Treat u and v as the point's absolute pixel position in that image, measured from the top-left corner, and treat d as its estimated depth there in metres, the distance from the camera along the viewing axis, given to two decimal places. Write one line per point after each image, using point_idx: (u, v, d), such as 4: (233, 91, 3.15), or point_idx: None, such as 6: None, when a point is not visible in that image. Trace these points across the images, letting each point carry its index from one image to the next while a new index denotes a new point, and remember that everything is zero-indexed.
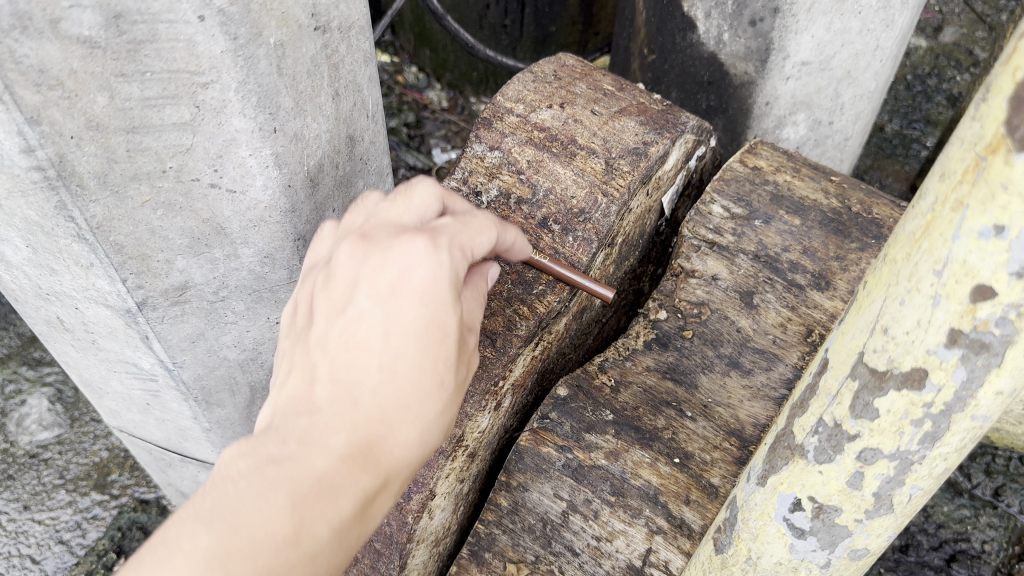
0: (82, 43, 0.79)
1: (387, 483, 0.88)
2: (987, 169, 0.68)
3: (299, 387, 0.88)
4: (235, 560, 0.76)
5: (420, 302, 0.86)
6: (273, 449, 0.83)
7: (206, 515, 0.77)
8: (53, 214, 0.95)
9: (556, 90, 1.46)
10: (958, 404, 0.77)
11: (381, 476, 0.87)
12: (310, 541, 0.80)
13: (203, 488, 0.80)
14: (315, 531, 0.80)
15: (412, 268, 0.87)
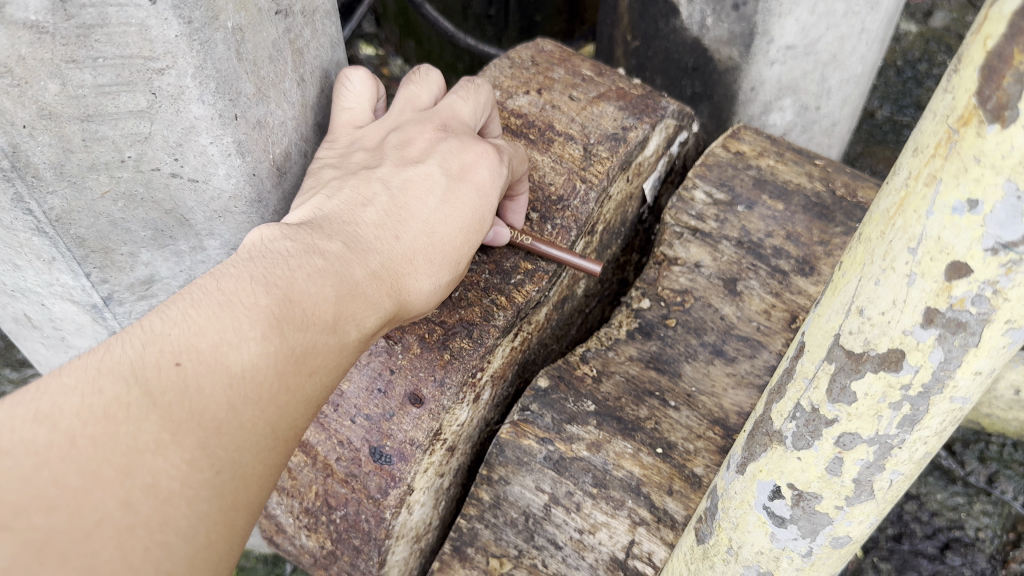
0: (28, 29, 0.76)
1: (397, 317, 0.96)
2: (959, 142, 0.66)
3: (340, 206, 0.97)
4: (292, 320, 0.80)
5: (490, 184, 1.04)
6: (326, 240, 0.91)
7: (267, 281, 0.81)
8: (10, 207, 0.93)
9: (534, 76, 1.44)
10: (936, 386, 0.75)
11: (400, 306, 0.95)
12: (346, 329, 0.87)
13: (256, 253, 0.84)
14: (352, 321, 0.88)
15: (478, 173, 1.04)
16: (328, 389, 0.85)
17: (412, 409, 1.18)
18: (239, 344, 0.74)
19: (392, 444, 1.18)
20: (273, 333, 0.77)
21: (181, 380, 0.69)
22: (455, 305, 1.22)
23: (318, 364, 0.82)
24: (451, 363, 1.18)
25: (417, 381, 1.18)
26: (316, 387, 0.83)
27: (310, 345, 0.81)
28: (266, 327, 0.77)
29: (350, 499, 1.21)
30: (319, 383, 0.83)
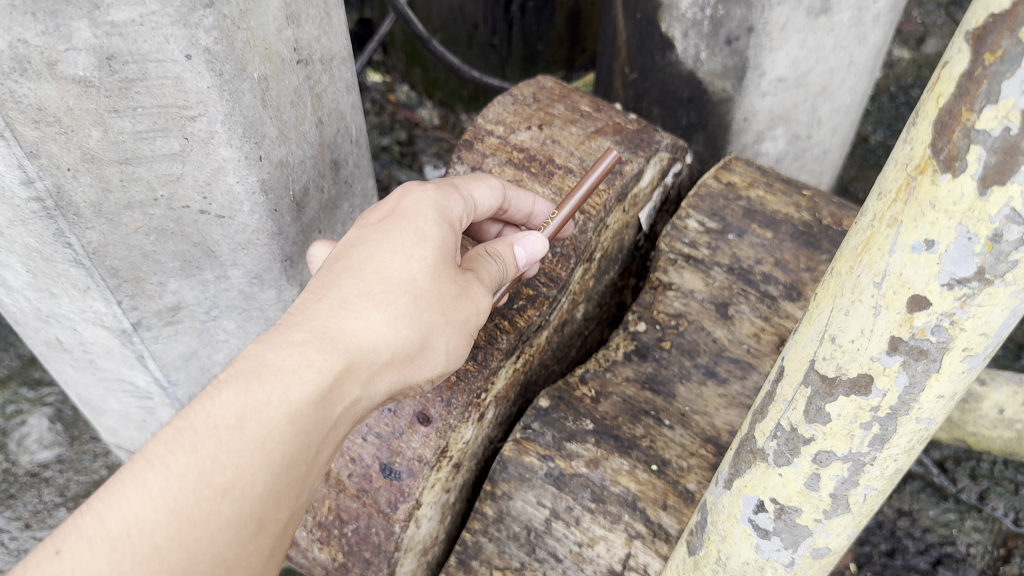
0: (77, 83, 0.85)
1: (351, 381, 0.91)
2: (917, 189, 0.74)
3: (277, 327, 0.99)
4: (178, 446, 0.78)
5: (422, 217, 1.04)
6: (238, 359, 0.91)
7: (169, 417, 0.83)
8: (52, 241, 1.01)
9: (535, 112, 1.52)
10: (903, 408, 0.82)
11: (344, 368, 0.90)
12: (264, 403, 0.83)
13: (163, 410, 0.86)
14: (270, 383, 0.84)
15: (413, 213, 1.04)
16: (265, 486, 0.82)
17: (420, 427, 1.25)
18: (118, 500, 0.74)
19: (401, 461, 1.25)
20: (154, 469, 0.76)
21: (58, 563, 0.70)
22: None
23: (229, 427, 0.80)
24: (457, 385, 1.26)
25: (425, 402, 1.26)
26: (235, 455, 0.80)
27: (205, 460, 0.78)
28: (143, 467, 0.77)
29: (361, 513, 1.27)
30: (235, 450, 0.80)
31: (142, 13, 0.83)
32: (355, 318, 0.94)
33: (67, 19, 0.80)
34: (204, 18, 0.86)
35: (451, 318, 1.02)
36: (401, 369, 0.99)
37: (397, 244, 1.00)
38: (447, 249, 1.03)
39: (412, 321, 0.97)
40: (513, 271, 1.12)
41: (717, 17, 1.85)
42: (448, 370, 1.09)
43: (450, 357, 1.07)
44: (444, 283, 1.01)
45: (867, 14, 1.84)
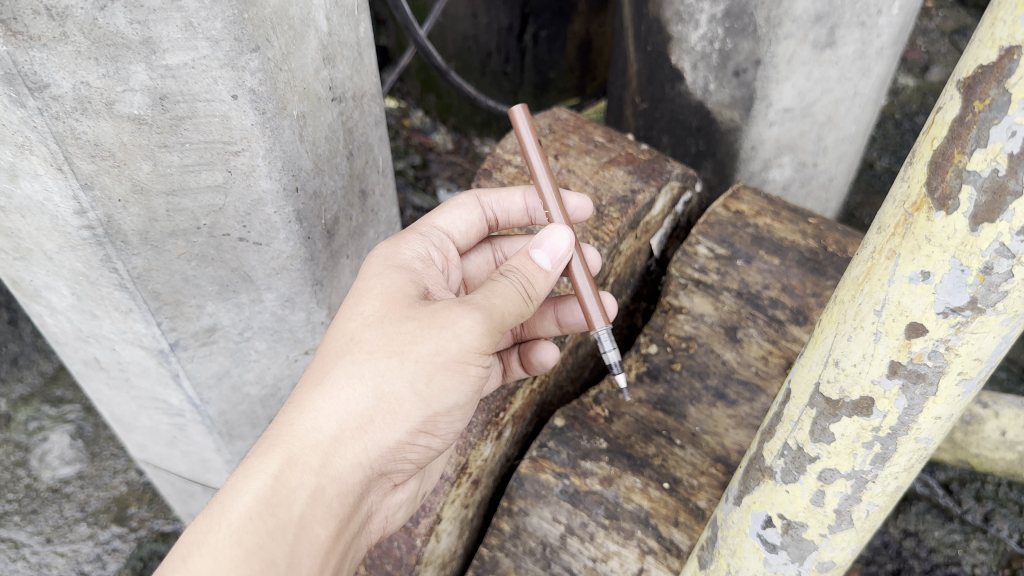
0: (132, 121, 0.95)
1: (298, 481, 0.89)
2: (913, 224, 0.79)
3: None
4: None
5: (367, 281, 1.04)
6: None
7: None
8: (99, 267, 1.09)
9: (551, 142, 1.59)
10: (903, 428, 0.87)
11: (284, 469, 0.89)
12: (205, 535, 0.84)
13: None
14: (216, 503, 0.86)
15: (360, 281, 1.05)
16: None
17: None
18: None
19: None
20: None
21: None
22: None
23: (183, 558, 0.83)
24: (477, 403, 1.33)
25: None
26: None
27: None
28: None
29: None
30: (187, 572, 0.82)
31: (194, 58, 0.94)
32: (299, 404, 0.94)
33: (126, 63, 0.90)
34: (249, 62, 0.98)
35: (408, 356, 0.96)
36: (369, 430, 0.96)
37: (342, 319, 1.01)
38: (392, 297, 1.01)
39: (356, 384, 0.95)
40: (523, 276, 1.03)
41: (725, 50, 1.91)
42: (449, 406, 1.01)
43: (438, 395, 0.99)
44: (388, 329, 0.97)
45: (871, 47, 1.91)
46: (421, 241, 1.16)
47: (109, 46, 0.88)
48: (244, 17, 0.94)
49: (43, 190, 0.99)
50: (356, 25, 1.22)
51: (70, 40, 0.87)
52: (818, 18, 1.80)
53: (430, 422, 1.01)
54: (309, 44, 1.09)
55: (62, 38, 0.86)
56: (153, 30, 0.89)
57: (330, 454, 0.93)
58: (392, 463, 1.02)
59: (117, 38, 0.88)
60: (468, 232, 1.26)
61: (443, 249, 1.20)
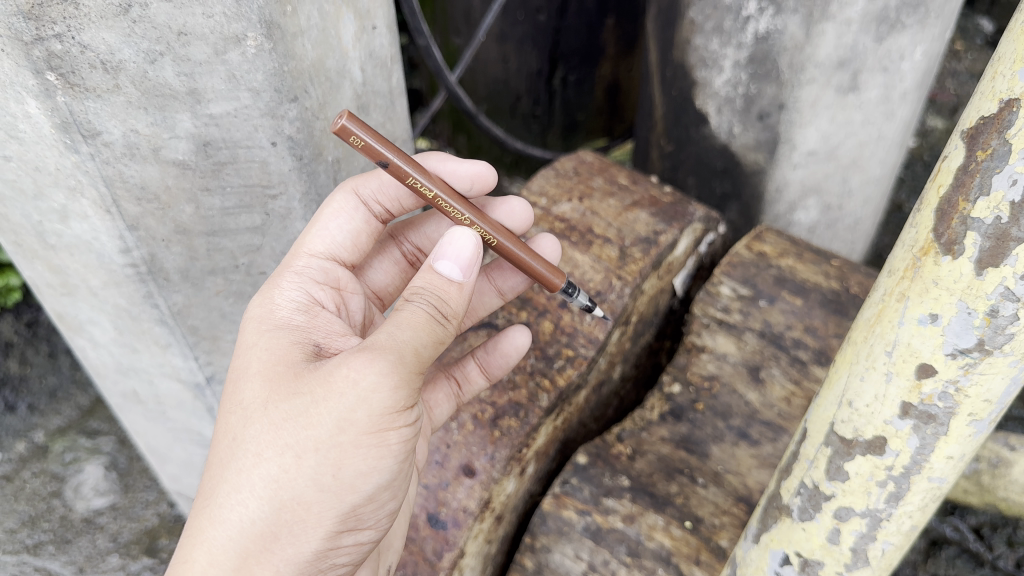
0: (176, 165, 1.02)
1: None
2: (922, 268, 0.82)
3: None
4: None
5: (246, 359, 1.00)
6: None
7: None
8: (141, 302, 1.14)
9: (575, 184, 1.63)
10: (916, 467, 0.89)
11: None
12: None
13: None
14: None
15: (243, 356, 1.01)
16: None
17: (465, 479, 1.30)
18: None
19: (447, 511, 1.28)
20: None
21: None
22: (504, 387, 1.38)
23: None
24: (500, 439, 1.32)
25: (470, 455, 1.31)
26: None
27: None
28: None
29: (406, 562, 1.29)
30: None
31: (236, 107, 1.00)
32: (196, 533, 0.91)
33: (173, 112, 0.97)
34: (289, 111, 1.04)
35: (303, 447, 0.91)
36: (278, 539, 0.92)
37: (227, 415, 0.97)
38: (275, 376, 0.97)
39: (252, 496, 0.90)
40: (433, 294, 1.01)
41: (749, 94, 1.96)
42: (370, 491, 0.97)
43: (353, 481, 0.94)
44: (276, 418, 0.93)
45: (894, 92, 1.93)
46: (295, 280, 1.11)
47: (158, 96, 0.95)
48: (284, 70, 1.00)
49: (91, 230, 1.05)
50: (389, 73, 1.28)
51: (122, 91, 0.93)
52: (841, 63, 1.83)
53: (349, 509, 0.96)
54: (344, 94, 1.15)
55: (115, 89, 0.92)
56: (199, 81, 0.96)
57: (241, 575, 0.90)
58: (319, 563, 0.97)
59: (165, 88, 0.94)
60: (354, 240, 1.20)
61: (334, 276, 1.16)
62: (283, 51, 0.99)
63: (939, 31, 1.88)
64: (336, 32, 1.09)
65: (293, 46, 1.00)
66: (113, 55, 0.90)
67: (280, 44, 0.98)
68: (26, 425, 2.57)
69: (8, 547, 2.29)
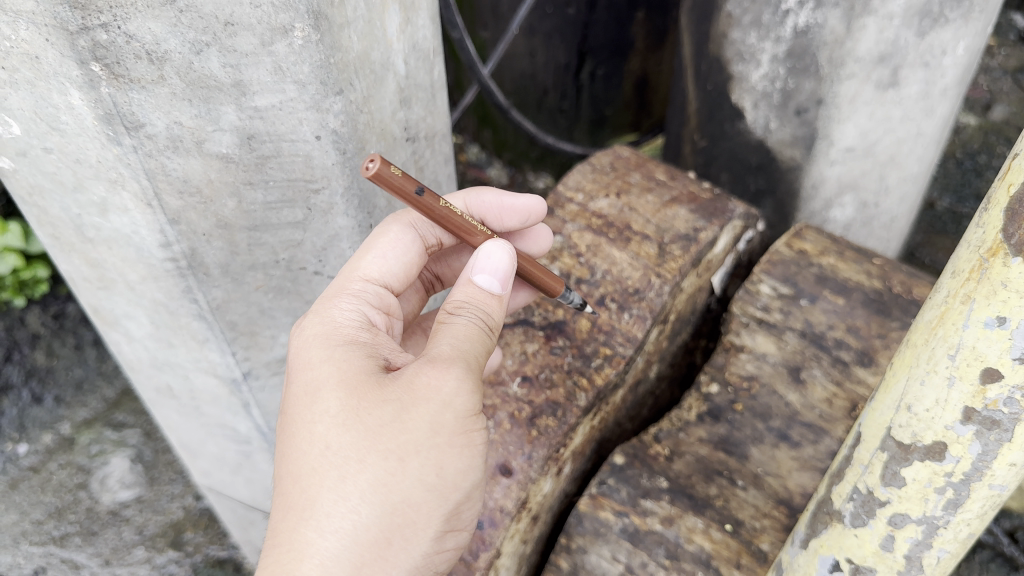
0: (219, 158, 1.01)
1: None
2: (989, 269, 0.79)
3: None
4: None
5: (317, 368, 0.98)
6: None
7: None
8: (179, 296, 1.15)
9: (613, 180, 1.61)
10: (976, 474, 0.86)
11: None
12: None
13: None
14: None
15: (308, 370, 0.99)
16: None
17: (502, 478, 1.27)
18: None
19: (483, 510, 1.25)
20: None
21: None
22: (542, 385, 1.36)
23: None
24: (537, 438, 1.30)
25: (507, 454, 1.29)
26: None
27: None
28: None
29: None
30: None
31: (282, 99, 0.99)
32: (298, 546, 0.88)
33: (218, 104, 0.96)
34: (334, 104, 1.03)
35: (405, 450, 0.93)
36: (391, 544, 0.92)
37: (305, 427, 0.95)
38: (355, 382, 0.96)
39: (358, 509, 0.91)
40: (478, 308, 1.04)
41: (787, 89, 1.92)
42: (466, 487, 0.99)
43: (453, 478, 0.97)
44: (370, 424, 0.93)
45: (936, 87, 1.89)
46: (352, 300, 1.09)
47: (203, 88, 0.94)
48: (330, 63, 0.99)
49: (132, 224, 1.05)
50: (431, 67, 1.28)
51: (167, 83, 0.92)
52: (881, 58, 1.79)
53: (453, 518, 1.00)
54: (387, 87, 1.15)
55: (160, 80, 0.91)
56: (244, 73, 0.94)
57: None
58: (418, 562, 0.97)
59: (210, 80, 0.93)
60: (406, 270, 1.18)
61: (385, 303, 1.14)
62: (329, 43, 0.98)
63: (982, 26, 1.84)
64: (382, 24, 1.09)
65: (339, 38, 0.99)
66: (159, 45, 0.89)
67: (327, 36, 0.97)
68: (53, 417, 2.58)
69: (35, 538, 2.31)
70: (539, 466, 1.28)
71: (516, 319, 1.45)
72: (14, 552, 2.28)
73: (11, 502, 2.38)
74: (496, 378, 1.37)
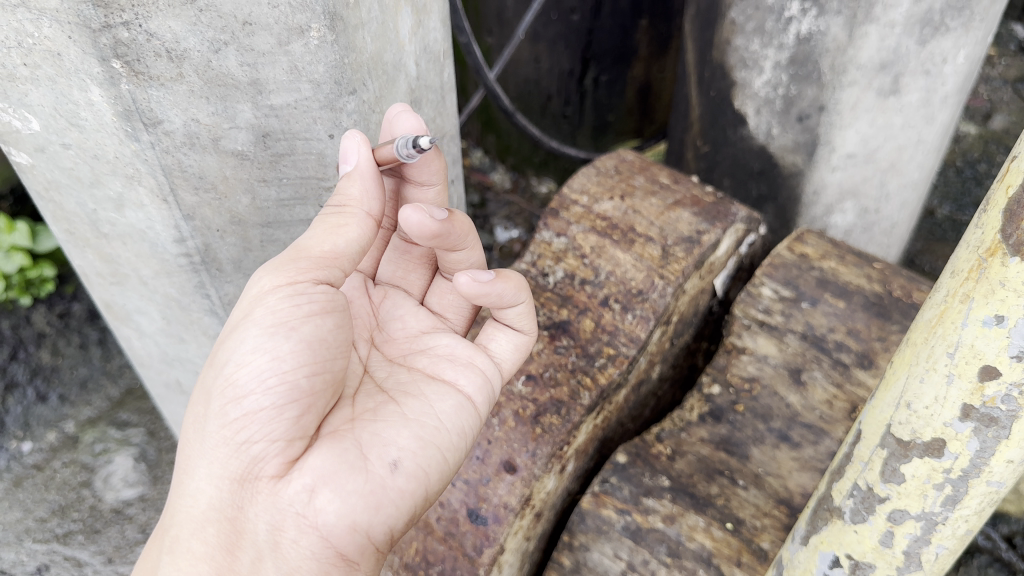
0: (235, 156, 1.04)
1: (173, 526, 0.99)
2: (987, 269, 0.81)
3: None
4: None
5: None
6: None
7: None
8: (192, 292, 1.19)
9: (617, 183, 1.63)
10: (975, 470, 0.88)
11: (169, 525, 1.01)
12: None
13: None
14: None
15: None
16: None
17: (507, 475, 1.29)
18: None
19: (487, 507, 1.27)
20: None
21: None
22: (546, 384, 1.37)
23: None
24: (542, 436, 1.32)
25: (512, 451, 1.31)
26: None
27: None
28: None
29: (447, 556, 1.27)
30: None
31: (297, 98, 1.02)
32: None
33: (234, 102, 0.98)
34: (347, 103, 1.05)
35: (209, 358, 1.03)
36: (193, 436, 0.99)
37: None
38: None
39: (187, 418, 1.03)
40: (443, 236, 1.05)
41: (789, 96, 1.94)
42: (247, 363, 0.96)
43: (229, 359, 0.97)
44: None
45: (936, 95, 1.92)
46: None
47: (220, 86, 0.96)
48: (345, 63, 1.01)
49: (147, 219, 1.08)
50: (441, 69, 1.31)
51: (185, 81, 0.95)
52: (883, 65, 1.81)
53: (250, 397, 0.96)
54: (399, 88, 1.18)
55: (179, 78, 0.94)
56: (261, 72, 0.97)
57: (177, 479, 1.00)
58: (234, 450, 0.96)
59: (228, 79, 0.96)
60: None
61: None
62: (345, 44, 1.00)
63: (982, 35, 1.86)
64: (395, 25, 1.11)
65: (355, 39, 1.01)
66: (178, 43, 0.91)
67: (343, 36, 0.99)
68: (57, 416, 2.59)
69: (38, 536, 2.32)
70: (542, 463, 1.30)
71: None
72: (18, 550, 2.29)
73: (15, 500, 2.39)
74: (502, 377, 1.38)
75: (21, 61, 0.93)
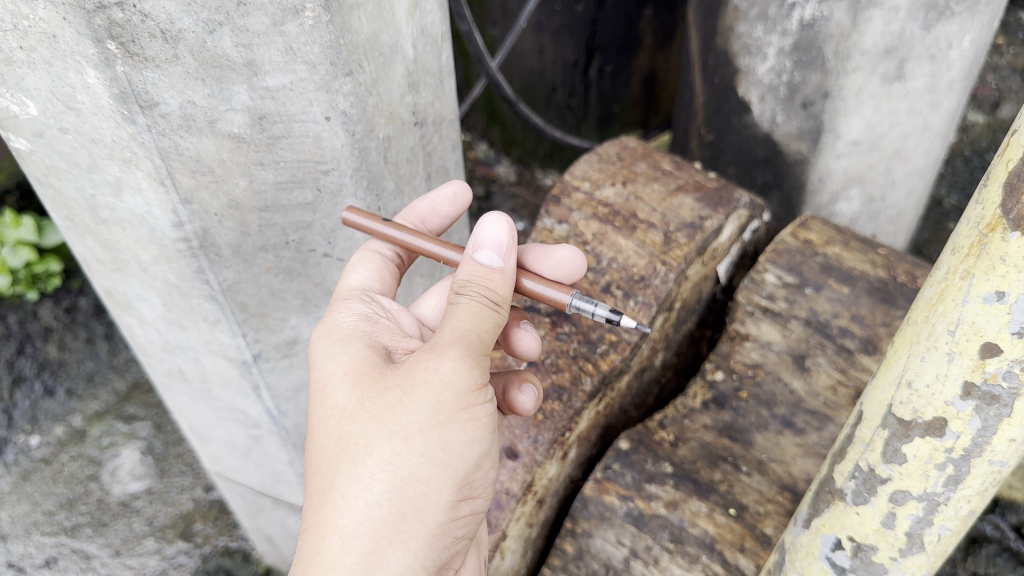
0: (231, 138, 1.04)
1: None
2: (988, 245, 0.80)
3: None
4: None
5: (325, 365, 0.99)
6: None
7: None
8: (191, 277, 1.18)
9: (619, 170, 1.62)
10: (976, 450, 0.87)
11: None
12: None
13: None
14: None
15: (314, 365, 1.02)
16: None
17: (508, 462, 1.28)
18: None
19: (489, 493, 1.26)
20: None
21: None
22: (548, 370, 1.37)
23: None
24: (543, 422, 1.31)
25: (513, 437, 1.30)
26: None
27: None
28: None
29: None
30: None
31: (293, 80, 1.03)
32: (321, 526, 0.90)
33: (230, 84, 0.99)
34: (343, 85, 1.07)
35: (409, 431, 0.92)
36: (404, 517, 0.92)
37: (320, 422, 0.97)
38: (358, 372, 0.97)
39: (358, 491, 0.91)
40: (482, 285, 1.00)
41: (794, 82, 1.93)
42: (477, 459, 0.97)
43: (460, 451, 0.94)
44: (374, 412, 0.93)
45: (941, 81, 1.90)
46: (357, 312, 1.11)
47: (216, 67, 0.97)
48: (340, 44, 1.03)
49: (144, 203, 1.08)
50: (439, 53, 1.31)
51: (181, 62, 0.95)
52: (887, 50, 1.80)
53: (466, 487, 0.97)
54: (396, 71, 1.18)
55: (174, 59, 0.94)
56: (256, 53, 0.98)
57: (373, 557, 0.89)
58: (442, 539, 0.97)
59: (223, 59, 0.96)
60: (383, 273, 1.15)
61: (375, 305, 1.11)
62: (339, 25, 1.01)
63: (988, 19, 1.85)
64: (390, 8, 1.12)
65: (349, 20, 1.03)
66: (173, 24, 0.92)
67: (337, 17, 1.00)
68: (64, 409, 2.58)
69: (46, 529, 2.33)
70: (544, 448, 1.30)
71: (523, 305, 1.46)
72: (26, 542, 2.30)
73: (23, 493, 2.41)
74: (503, 363, 1.39)
75: (17, 43, 0.94)
